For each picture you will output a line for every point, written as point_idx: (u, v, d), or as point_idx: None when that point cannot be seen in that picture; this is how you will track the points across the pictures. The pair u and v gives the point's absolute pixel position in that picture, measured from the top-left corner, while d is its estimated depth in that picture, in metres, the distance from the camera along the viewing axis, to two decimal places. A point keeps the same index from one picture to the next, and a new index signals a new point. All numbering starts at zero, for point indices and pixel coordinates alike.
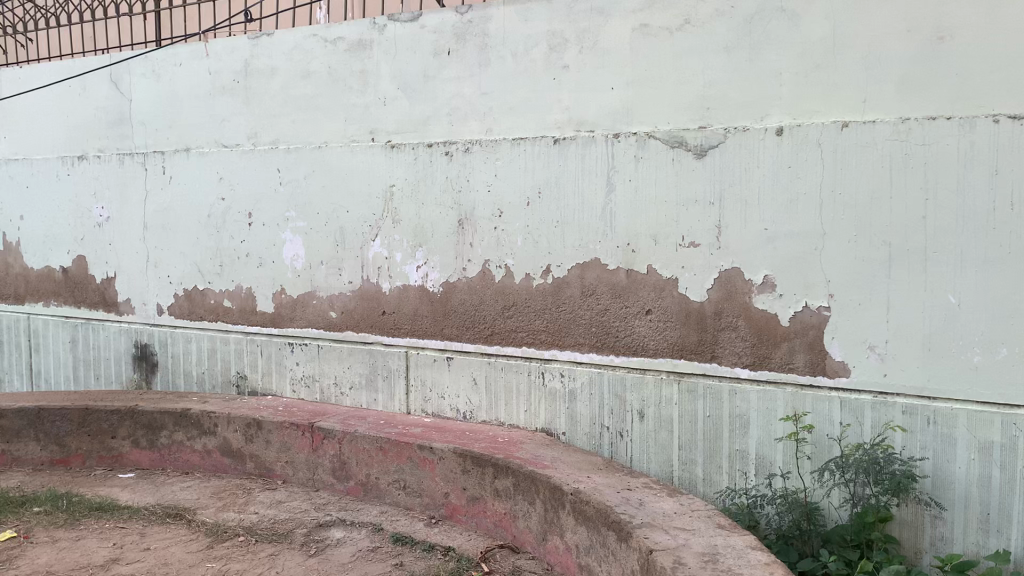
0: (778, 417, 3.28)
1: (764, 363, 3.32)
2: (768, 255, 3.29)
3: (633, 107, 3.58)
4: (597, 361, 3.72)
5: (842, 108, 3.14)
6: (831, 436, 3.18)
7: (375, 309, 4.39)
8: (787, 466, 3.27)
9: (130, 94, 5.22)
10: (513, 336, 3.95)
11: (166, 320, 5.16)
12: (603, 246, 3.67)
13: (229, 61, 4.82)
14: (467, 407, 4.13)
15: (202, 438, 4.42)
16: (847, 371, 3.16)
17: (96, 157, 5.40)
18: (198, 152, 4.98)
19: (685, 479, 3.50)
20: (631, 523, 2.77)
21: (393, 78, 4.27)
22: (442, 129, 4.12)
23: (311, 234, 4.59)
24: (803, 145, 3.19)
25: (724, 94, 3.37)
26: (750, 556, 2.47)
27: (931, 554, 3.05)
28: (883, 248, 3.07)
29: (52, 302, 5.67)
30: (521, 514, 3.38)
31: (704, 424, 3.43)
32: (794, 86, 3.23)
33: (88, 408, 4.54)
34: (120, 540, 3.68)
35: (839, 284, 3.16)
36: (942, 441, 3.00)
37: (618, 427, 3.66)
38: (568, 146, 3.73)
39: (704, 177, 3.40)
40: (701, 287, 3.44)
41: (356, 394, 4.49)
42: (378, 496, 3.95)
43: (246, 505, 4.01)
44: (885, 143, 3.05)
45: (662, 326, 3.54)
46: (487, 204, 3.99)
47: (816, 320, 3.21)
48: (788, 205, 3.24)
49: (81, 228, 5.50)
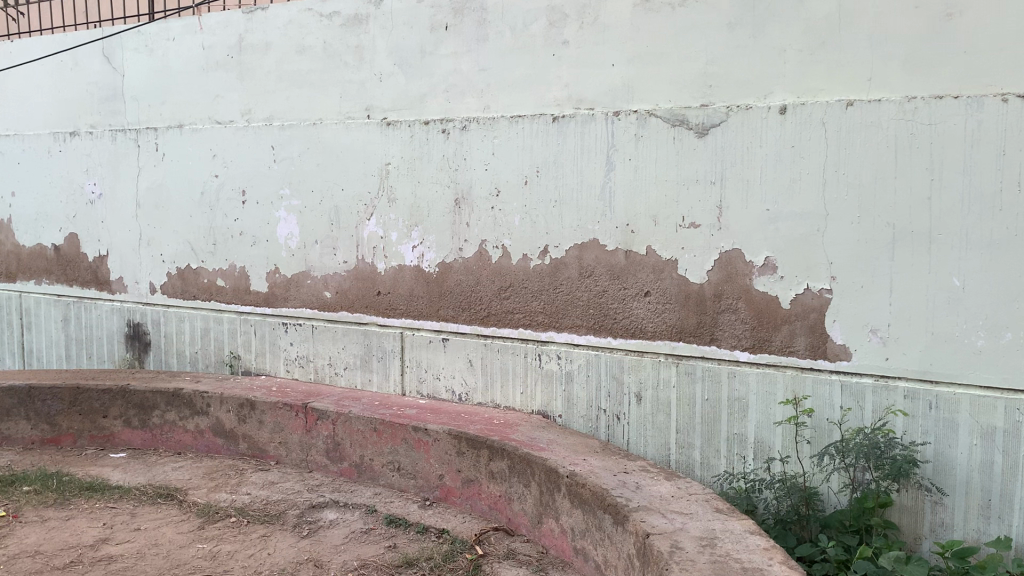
0: (778, 400, 3.23)
1: (764, 347, 3.27)
2: (770, 236, 3.23)
3: (634, 85, 3.51)
4: (595, 343, 3.67)
5: (847, 87, 3.08)
6: (832, 420, 3.14)
7: (370, 289, 4.33)
8: (786, 451, 3.22)
9: (122, 69, 5.14)
10: (510, 318, 3.90)
11: (158, 298, 5.10)
12: (602, 226, 3.61)
13: (223, 36, 4.73)
14: (462, 388, 4.08)
15: (195, 418, 4.37)
16: (848, 355, 3.11)
17: (88, 133, 5.32)
18: (191, 128, 4.90)
19: (682, 462, 3.46)
20: (627, 506, 2.73)
21: (390, 53, 4.19)
22: (439, 106, 4.05)
23: (305, 213, 4.53)
24: (807, 124, 3.13)
25: (726, 72, 3.30)
26: (749, 541, 2.43)
27: (931, 540, 3.01)
28: (886, 229, 3.02)
29: (44, 280, 5.61)
30: (516, 496, 3.34)
31: (703, 407, 3.39)
32: (799, 64, 3.16)
33: (79, 387, 4.49)
34: (110, 520, 3.64)
35: (841, 267, 3.11)
36: (944, 426, 2.95)
37: (615, 409, 3.61)
38: (567, 124, 3.66)
39: (705, 157, 3.34)
40: (701, 268, 3.38)
41: (351, 374, 4.43)
42: (372, 478, 3.90)
43: (239, 485, 3.96)
44: (890, 123, 2.98)
45: (661, 308, 3.49)
46: (484, 182, 3.93)
47: (818, 302, 3.16)
48: (790, 186, 3.18)
49: (74, 205, 5.43)
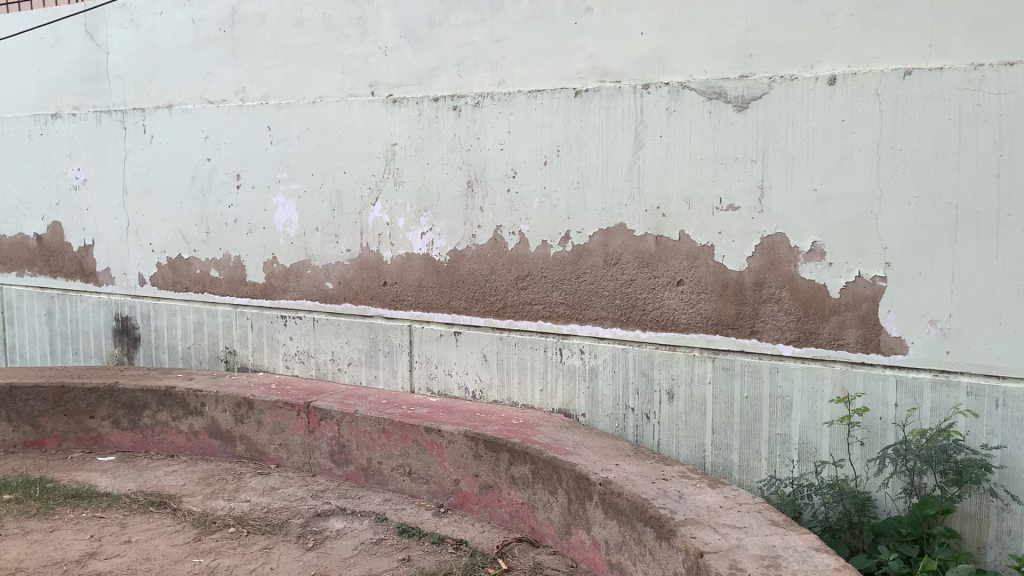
0: (826, 398, 2.96)
1: (811, 340, 3.00)
2: (817, 219, 2.95)
3: (664, 54, 3.23)
4: (621, 337, 3.40)
5: (904, 54, 2.79)
6: (886, 419, 2.87)
7: (375, 280, 4.05)
8: (836, 453, 2.95)
9: (106, 46, 4.82)
10: (529, 309, 3.62)
11: (148, 291, 4.81)
12: (629, 210, 3.33)
13: (214, 8, 4.41)
14: (476, 385, 3.81)
15: (189, 418, 4.09)
16: (904, 349, 2.84)
17: (70, 116, 5.00)
18: (182, 108, 4.59)
19: (718, 465, 3.20)
20: (673, 519, 2.47)
21: (396, 24, 3.89)
22: (450, 81, 3.76)
23: (304, 197, 4.23)
24: (859, 96, 2.84)
25: (768, 39, 3.01)
26: (817, 560, 2.17)
27: (997, 549, 2.74)
28: (948, 210, 2.74)
29: (27, 273, 5.30)
30: (541, 504, 3.07)
31: (742, 406, 3.12)
32: (850, 30, 2.87)
33: (64, 386, 4.19)
34: (98, 532, 3.35)
35: (897, 251, 2.83)
36: (1012, 426, 2.67)
37: (645, 408, 3.35)
38: (591, 98, 3.38)
39: (745, 133, 3.05)
40: (740, 254, 3.11)
41: (355, 370, 4.15)
42: (381, 483, 3.63)
43: (237, 491, 3.68)
44: (953, 93, 2.70)
45: (695, 298, 3.21)
46: (499, 163, 3.64)
47: (871, 291, 2.88)
48: (840, 164, 2.90)
49: (55, 192, 5.12)
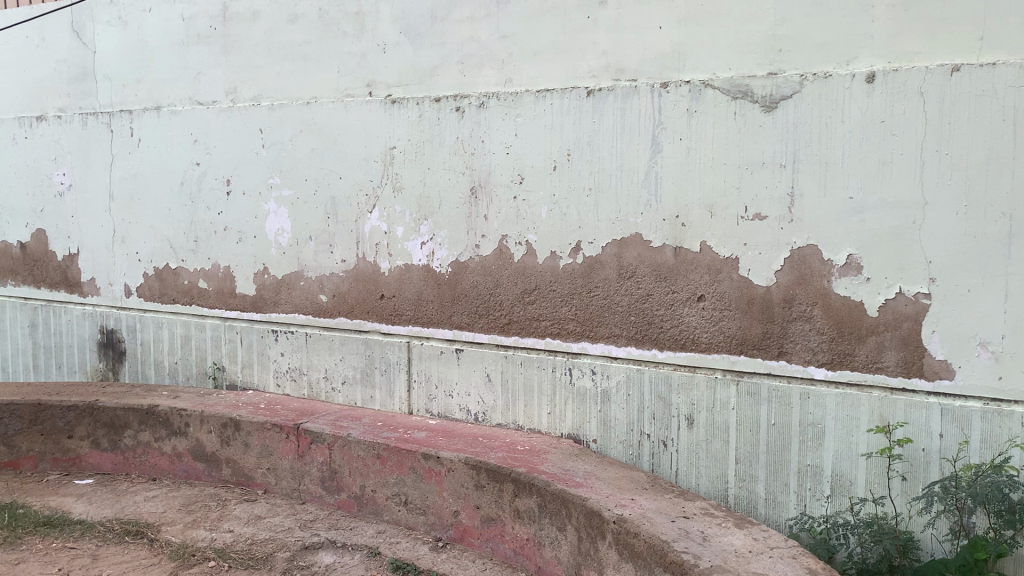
0: (864, 428, 2.68)
1: (845, 362, 2.72)
2: (854, 230, 2.68)
3: (685, 50, 2.97)
4: (635, 357, 3.13)
5: (951, 47, 2.51)
6: (931, 451, 2.58)
7: (372, 292, 3.79)
8: (874, 489, 2.68)
9: (93, 45, 4.59)
10: (536, 326, 3.36)
11: (134, 302, 4.56)
12: (645, 219, 3.07)
13: (206, 4, 4.18)
14: (479, 407, 3.54)
15: (172, 439, 3.83)
16: (950, 373, 2.55)
17: (56, 117, 4.77)
18: (170, 110, 4.35)
19: (742, 498, 2.92)
20: (697, 566, 2.21)
21: (395, 20, 3.65)
22: (453, 80, 3.51)
23: (298, 204, 3.99)
24: (901, 95, 2.58)
25: (800, 32, 2.75)
26: None
27: None
28: (1001, 220, 2.46)
29: (10, 283, 5.07)
30: (547, 541, 2.80)
31: (769, 434, 2.85)
32: (891, 22, 2.60)
33: (40, 404, 3.94)
34: (68, 564, 3.09)
35: (944, 266, 2.55)
36: None
37: (662, 434, 3.08)
38: (604, 98, 3.12)
39: (774, 136, 2.79)
40: (768, 268, 2.84)
41: (349, 390, 3.89)
42: (375, 513, 3.36)
43: (220, 520, 3.42)
44: (1007, 91, 2.42)
45: (717, 315, 2.94)
46: (506, 167, 3.39)
47: (912, 310, 2.60)
48: (880, 170, 2.63)
49: (40, 198, 4.88)
